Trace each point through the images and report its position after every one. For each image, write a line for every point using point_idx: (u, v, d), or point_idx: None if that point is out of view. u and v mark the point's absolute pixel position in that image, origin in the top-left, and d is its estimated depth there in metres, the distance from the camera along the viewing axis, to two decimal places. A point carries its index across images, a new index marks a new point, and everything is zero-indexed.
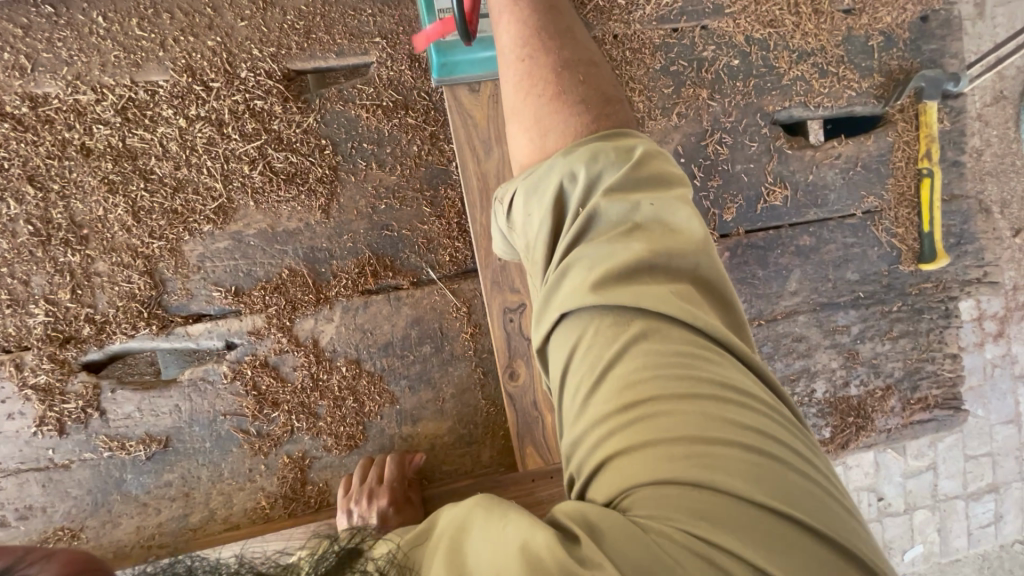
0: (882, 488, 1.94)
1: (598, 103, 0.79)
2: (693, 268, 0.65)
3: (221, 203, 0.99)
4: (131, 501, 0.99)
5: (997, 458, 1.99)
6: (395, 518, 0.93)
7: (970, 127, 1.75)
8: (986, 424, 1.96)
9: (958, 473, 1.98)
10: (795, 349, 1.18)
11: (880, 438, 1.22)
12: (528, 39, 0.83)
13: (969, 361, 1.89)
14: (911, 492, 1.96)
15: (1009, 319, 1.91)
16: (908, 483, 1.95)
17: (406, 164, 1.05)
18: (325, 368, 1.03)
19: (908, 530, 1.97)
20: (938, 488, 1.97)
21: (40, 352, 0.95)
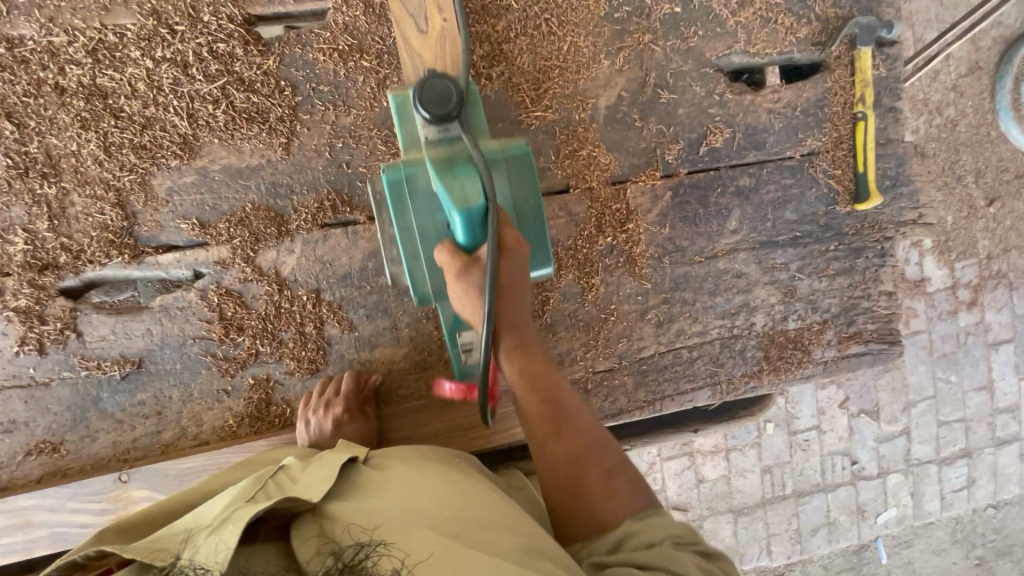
0: (855, 452, 2.00)
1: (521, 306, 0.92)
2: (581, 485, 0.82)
3: (187, 140, 1.06)
4: (108, 418, 1.07)
5: (969, 424, 2.06)
6: (350, 427, 1.02)
7: (946, 99, 1.81)
8: (959, 390, 2.03)
9: (930, 439, 2.05)
10: (735, 285, 1.25)
11: (817, 370, 1.28)
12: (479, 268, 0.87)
13: (941, 329, 1.97)
14: (885, 457, 2.02)
15: (983, 288, 1.98)
16: (881, 447, 2.01)
17: (361, 104, 1.11)
18: (287, 296, 1.11)
19: (881, 493, 2.03)
20: (910, 452, 2.03)
21: (21, 277, 1.03)
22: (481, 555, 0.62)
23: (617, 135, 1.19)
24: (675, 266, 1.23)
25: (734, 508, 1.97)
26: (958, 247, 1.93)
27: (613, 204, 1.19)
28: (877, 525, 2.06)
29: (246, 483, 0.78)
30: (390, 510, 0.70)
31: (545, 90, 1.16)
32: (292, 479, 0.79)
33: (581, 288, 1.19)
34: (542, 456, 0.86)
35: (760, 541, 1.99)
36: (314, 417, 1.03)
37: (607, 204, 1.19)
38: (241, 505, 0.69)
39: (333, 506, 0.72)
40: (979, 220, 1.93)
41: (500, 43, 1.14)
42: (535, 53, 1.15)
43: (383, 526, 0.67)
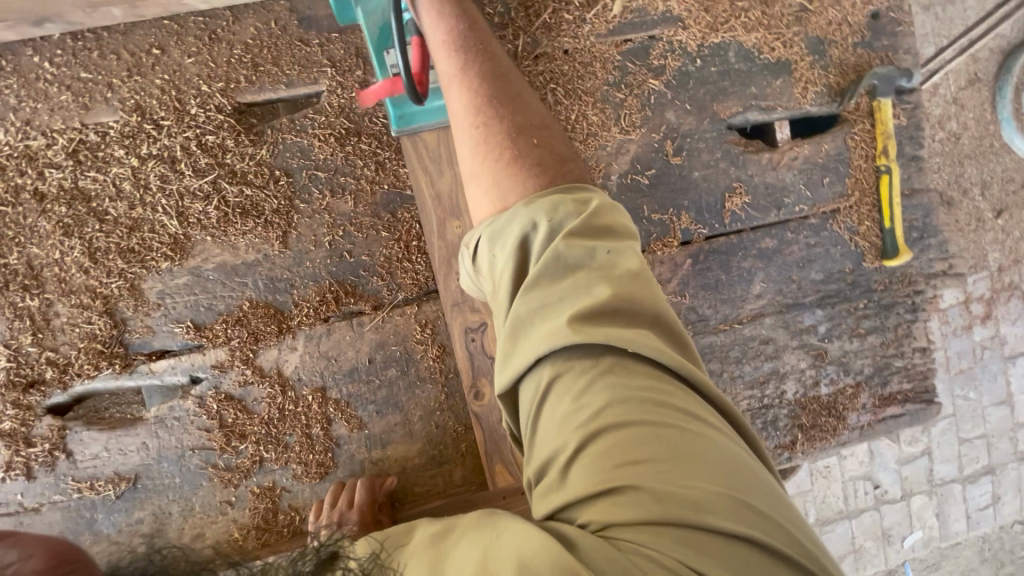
0: (877, 475, 1.93)
1: (485, 67, 0.88)
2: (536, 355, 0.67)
3: (177, 239, 0.99)
4: (104, 541, 1.00)
5: (991, 440, 1.99)
6: None
7: (945, 112, 1.76)
8: (978, 406, 1.96)
9: (953, 456, 1.98)
10: (763, 351, 1.18)
11: (853, 436, 1.22)
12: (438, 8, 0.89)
13: (957, 345, 1.90)
14: (907, 478, 1.95)
15: (996, 301, 1.91)
16: (903, 469, 1.95)
17: (361, 189, 1.04)
18: (291, 397, 1.04)
19: (906, 516, 1.96)
20: (934, 472, 1.96)
21: (4, 398, 0.95)
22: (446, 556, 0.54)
23: (632, 202, 1.13)
24: (698, 336, 1.16)
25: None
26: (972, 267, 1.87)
27: None
28: (903, 548, 1.99)
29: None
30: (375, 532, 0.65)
31: None
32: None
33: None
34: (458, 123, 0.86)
35: None
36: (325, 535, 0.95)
37: None
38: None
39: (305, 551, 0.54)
40: (987, 232, 1.86)
41: None
42: None
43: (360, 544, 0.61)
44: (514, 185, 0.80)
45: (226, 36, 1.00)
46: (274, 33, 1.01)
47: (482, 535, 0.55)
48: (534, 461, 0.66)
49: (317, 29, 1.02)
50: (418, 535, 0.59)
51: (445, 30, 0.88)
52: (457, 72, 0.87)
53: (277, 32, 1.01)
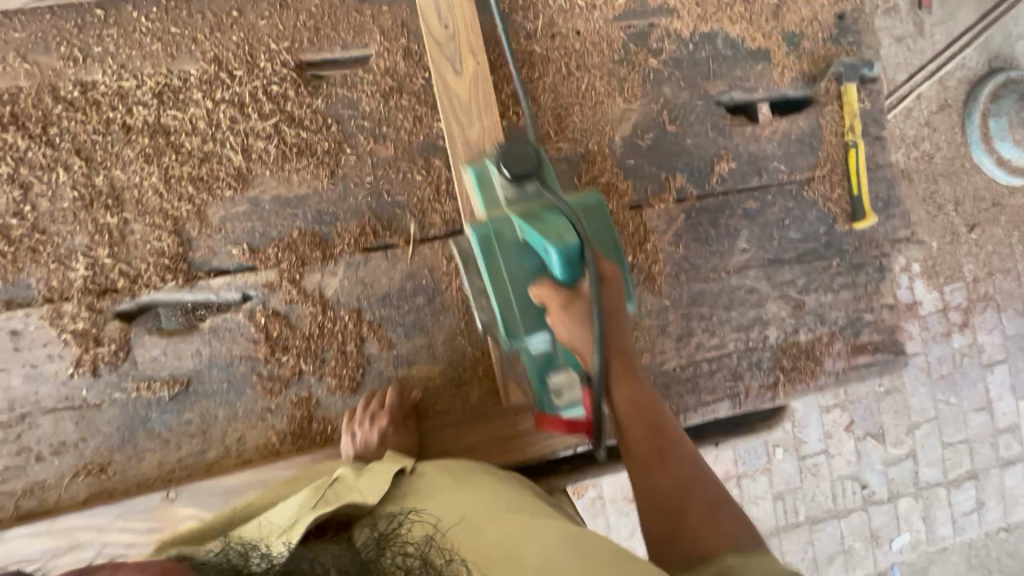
0: (865, 475, 2.04)
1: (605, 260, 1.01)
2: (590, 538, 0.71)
3: (241, 172, 1.15)
4: (155, 437, 1.10)
5: (974, 445, 2.11)
6: (393, 438, 1.07)
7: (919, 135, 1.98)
8: (961, 411, 2.09)
9: (937, 460, 2.09)
10: (748, 299, 1.33)
11: (830, 380, 1.35)
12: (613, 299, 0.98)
13: (936, 350, 2.06)
14: (894, 481, 2.06)
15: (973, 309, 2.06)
16: (889, 471, 2.06)
17: (400, 138, 1.21)
18: (330, 316, 1.17)
19: (893, 518, 2.06)
20: (919, 475, 2.07)
21: (80, 301, 1.08)
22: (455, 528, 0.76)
23: (634, 162, 1.29)
24: (691, 282, 1.31)
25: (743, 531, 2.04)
26: (947, 276, 2.02)
27: (632, 226, 1.28)
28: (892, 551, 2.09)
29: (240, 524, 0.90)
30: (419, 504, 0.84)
31: (566, 123, 1.27)
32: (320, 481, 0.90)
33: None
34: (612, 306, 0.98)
35: None
36: (360, 432, 1.09)
37: (626, 225, 1.28)
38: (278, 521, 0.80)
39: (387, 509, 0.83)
40: (961, 245, 2.04)
41: (527, 82, 1.25)
42: (554, 94, 1.27)
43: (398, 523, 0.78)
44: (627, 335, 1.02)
45: (294, 5, 1.18)
46: (334, 4, 1.19)
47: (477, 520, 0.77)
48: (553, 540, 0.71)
49: (371, 3, 1.21)
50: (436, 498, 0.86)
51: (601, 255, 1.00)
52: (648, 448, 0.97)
53: (337, 3, 1.19)
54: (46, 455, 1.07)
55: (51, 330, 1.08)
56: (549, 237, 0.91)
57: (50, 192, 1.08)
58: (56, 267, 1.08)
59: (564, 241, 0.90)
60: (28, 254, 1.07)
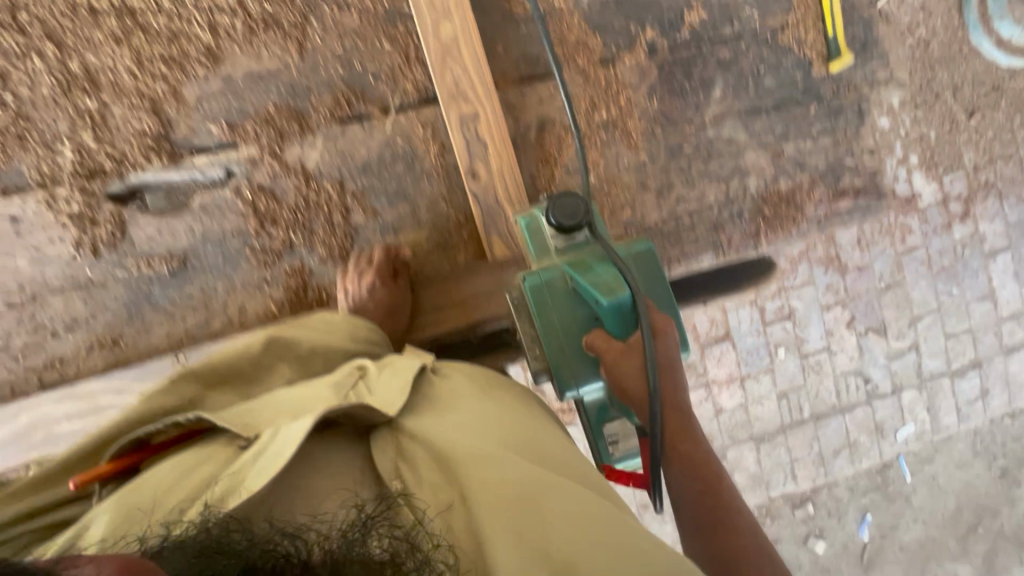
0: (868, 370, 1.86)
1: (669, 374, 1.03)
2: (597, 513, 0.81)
3: (211, 49, 1.16)
4: (160, 311, 1.16)
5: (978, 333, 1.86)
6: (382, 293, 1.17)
7: None
8: (965, 298, 1.82)
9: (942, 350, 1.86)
10: (725, 151, 1.34)
11: (812, 228, 1.37)
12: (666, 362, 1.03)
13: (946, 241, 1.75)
14: (899, 374, 1.87)
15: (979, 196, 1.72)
16: (894, 364, 1.85)
17: (365, 6, 1.21)
18: (314, 187, 1.20)
19: (897, 411, 1.89)
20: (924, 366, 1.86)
21: (72, 184, 1.13)
22: (483, 462, 0.84)
23: (602, 17, 1.28)
24: (668, 136, 1.31)
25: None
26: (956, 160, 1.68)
27: (606, 83, 1.29)
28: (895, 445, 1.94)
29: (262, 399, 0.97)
30: (431, 429, 0.90)
31: None
32: (346, 377, 1.00)
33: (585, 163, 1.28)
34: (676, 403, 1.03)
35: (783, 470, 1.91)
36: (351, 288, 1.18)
37: (600, 82, 1.29)
38: (297, 407, 0.91)
39: (410, 423, 0.91)
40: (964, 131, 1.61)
41: None
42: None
43: (405, 467, 0.86)
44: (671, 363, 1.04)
45: None
46: None
47: (494, 458, 0.85)
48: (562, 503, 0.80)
49: None
50: (466, 418, 0.94)
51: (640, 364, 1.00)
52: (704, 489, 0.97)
53: None
54: (61, 332, 1.13)
55: (48, 213, 1.12)
56: (601, 290, 1.01)
57: (28, 80, 1.11)
58: (44, 153, 1.12)
59: (615, 294, 1.00)
60: (17, 143, 1.11)
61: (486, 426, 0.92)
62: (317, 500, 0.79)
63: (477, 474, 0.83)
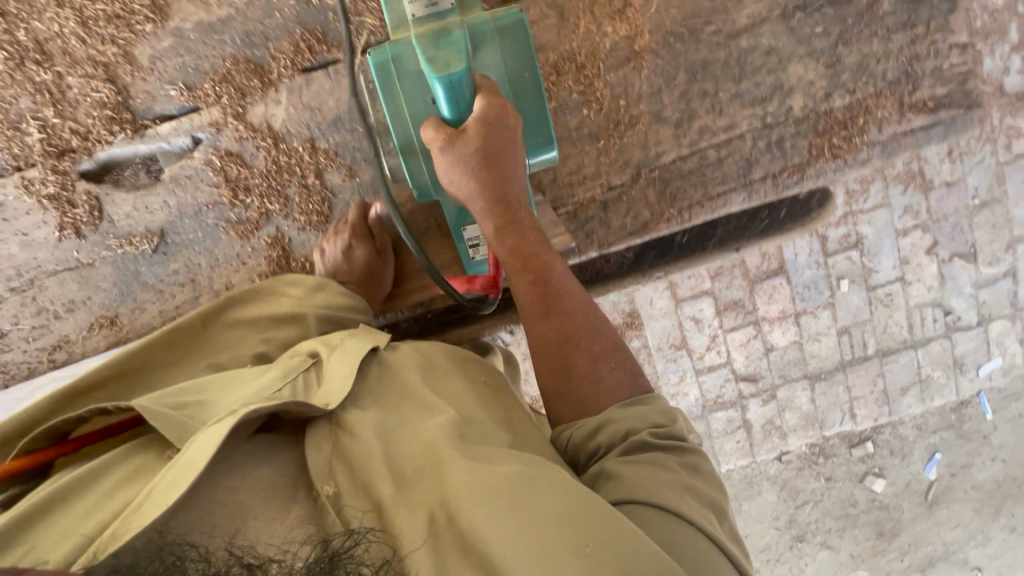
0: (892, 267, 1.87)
1: (498, 199, 0.90)
2: (474, 504, 0.58)
3: (155, 2, 1.05)
4: (150, 289, 1.15)
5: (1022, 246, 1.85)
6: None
7: None
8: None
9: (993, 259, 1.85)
10: (765, 64, 1.09)
11: (875, 153, 1.12)
12: (486, 162, 0.88)
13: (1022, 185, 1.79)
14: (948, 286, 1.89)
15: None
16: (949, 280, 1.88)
17: (290, 45, 1.07)
18: (283, 150, 1.10)
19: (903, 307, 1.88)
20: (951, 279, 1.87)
21: (44, 166, 1.09)
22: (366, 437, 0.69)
23: None
24: (674, 27, 1.08)
25: (754, 320, 1.89)
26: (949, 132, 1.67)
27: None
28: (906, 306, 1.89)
29: (214, 385, 0.82)
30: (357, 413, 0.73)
31: None
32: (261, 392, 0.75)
33: (600, 165, 1.11)
34: (503, 203, 0.90)
35: (757, 357, 1.93)
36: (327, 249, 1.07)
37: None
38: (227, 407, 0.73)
39: (345, 413, 0.73)
40: None
41: None
42: None
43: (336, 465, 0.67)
44: (502, 147, 0.88)
45: None
46: None
47: (372, 445, 0.68)
48: (432, 481, 0.63)
49: None
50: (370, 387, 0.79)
51: (468, 169, 0.88)
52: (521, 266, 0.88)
53: None
54: (6, 332, 1.15)
55: (53, 216, 1.11)
56: (434, 66, 0.80)
57: (32, 149, 1.09)
58: (14, 175, 1.10)
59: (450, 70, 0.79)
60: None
61: (390, 398, 0.78)
62: (242, 520, 0.59)
63: (358, 467, 0.66)
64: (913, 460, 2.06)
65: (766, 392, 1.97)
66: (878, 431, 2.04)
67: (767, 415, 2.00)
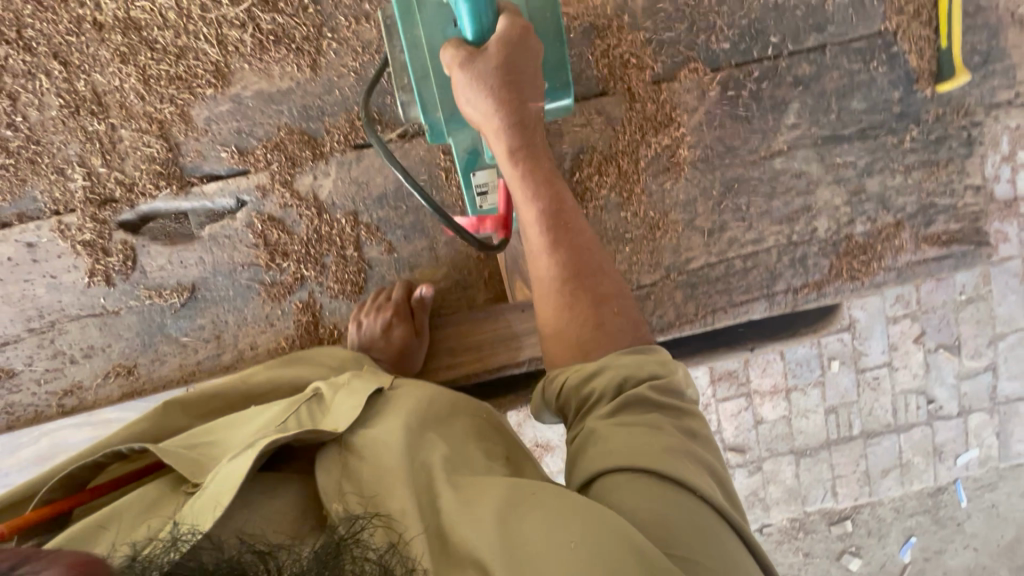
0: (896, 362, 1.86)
1: (519, 138, 0.89)
2: (472, 511, 0.62)
3: (218, 69, 1.08)
4: (173, 342, 1.14)
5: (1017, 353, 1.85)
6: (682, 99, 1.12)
7: None
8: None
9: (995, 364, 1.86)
10: (794, 186, 1.15)
11: (890, 277, 1.17)
12: (506, 98, 0.86)
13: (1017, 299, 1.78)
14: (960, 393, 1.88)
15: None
16: (961, 384, 1.86)
17: (346, 123, 1.10)
18: (326, 220, 1.12)
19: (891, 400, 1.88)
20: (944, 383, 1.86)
21: (84, 213, 1.09)
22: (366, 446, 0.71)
23: (657, 27, 1.11)
24: (714, 144, 1.13)
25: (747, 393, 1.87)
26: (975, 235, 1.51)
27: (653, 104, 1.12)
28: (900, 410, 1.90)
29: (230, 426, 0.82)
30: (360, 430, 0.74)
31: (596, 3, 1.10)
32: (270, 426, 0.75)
33: (632, 264, 1.15)
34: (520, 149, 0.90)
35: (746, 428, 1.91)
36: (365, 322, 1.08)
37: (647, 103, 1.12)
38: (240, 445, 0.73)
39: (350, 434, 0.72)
40: None
41: None
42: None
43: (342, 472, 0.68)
44: (523, 81, 0.87)
45: None
46: None
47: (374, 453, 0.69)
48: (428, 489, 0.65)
49: None
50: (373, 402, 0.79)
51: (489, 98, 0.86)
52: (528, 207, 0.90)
53: None
54: (18, 370, 1.13)
55: (85, 262, 1.10)
56: None
57: (75, 195, 1.09)
58: (51, 218, 1.09)
59: None
60: (29, 167, 1.08)
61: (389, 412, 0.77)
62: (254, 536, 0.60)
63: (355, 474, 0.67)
64: (889, 543, 2.05)
65: (752, 463, 1.94)
66: (858, 510, 2.02)
67: (751, 488, 1.96)
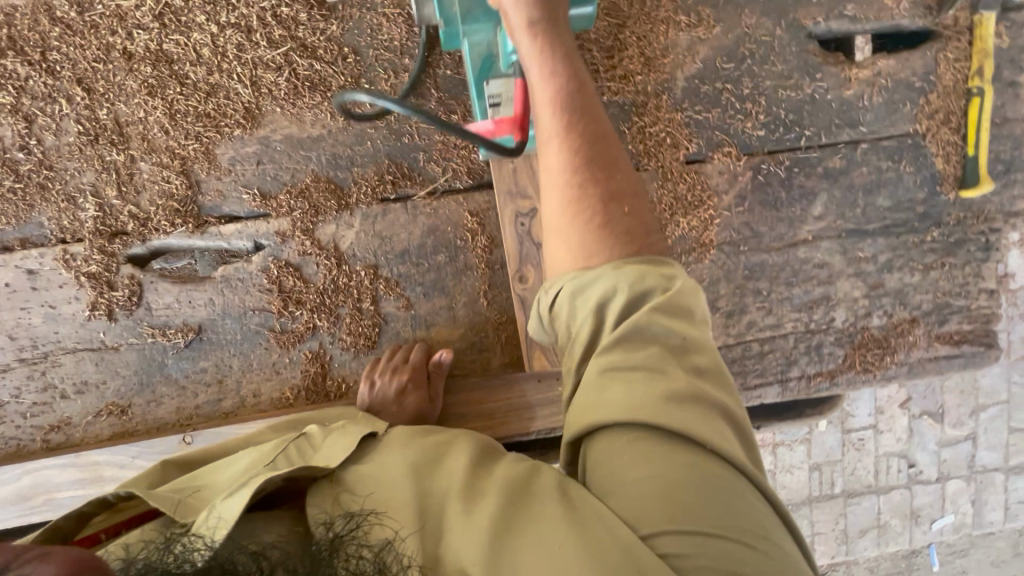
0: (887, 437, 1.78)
1: (544, 21, 0.82)
2: (467, 506, 0.62)
3: (248, 110, 1.05)
4: (172, 383, 1.09)
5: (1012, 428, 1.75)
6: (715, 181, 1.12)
7: None
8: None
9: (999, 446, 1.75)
10: (815, 275, 1.15)
11: (901, 371, 1.18)
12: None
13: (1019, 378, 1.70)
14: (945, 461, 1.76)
15: None
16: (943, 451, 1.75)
17: (375, 176, 1.08)
18: (345, 272, 1.09)
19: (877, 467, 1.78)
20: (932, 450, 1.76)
21: (92, 244, 1.04)
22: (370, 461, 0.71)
23: (695, 108, 1.11)
24: (741, 227, 1.13)
25: None
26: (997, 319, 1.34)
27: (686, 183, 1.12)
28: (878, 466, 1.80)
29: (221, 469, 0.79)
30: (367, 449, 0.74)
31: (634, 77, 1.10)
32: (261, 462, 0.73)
33: None
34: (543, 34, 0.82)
35: None
36: (379, 383, 1.05)
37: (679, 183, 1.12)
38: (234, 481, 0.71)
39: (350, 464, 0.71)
40: None
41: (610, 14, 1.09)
42: (631, 48, 1.10)
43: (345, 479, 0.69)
44: None
45: (230, 32, 1.02)
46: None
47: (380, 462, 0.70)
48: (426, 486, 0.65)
49: None
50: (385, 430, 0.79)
51: None
52: (543, 89, 0.82)
53: None
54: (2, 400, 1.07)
55: (88, 294, 1.06)
56: None
57: (84, 225, 1.04)
58: (57, 246, 1.05)
59: None
60: (38, 192, 1.03)
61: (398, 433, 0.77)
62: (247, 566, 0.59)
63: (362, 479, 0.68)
64: None
65: None
66: (833, 568, 1.93)
67: None
